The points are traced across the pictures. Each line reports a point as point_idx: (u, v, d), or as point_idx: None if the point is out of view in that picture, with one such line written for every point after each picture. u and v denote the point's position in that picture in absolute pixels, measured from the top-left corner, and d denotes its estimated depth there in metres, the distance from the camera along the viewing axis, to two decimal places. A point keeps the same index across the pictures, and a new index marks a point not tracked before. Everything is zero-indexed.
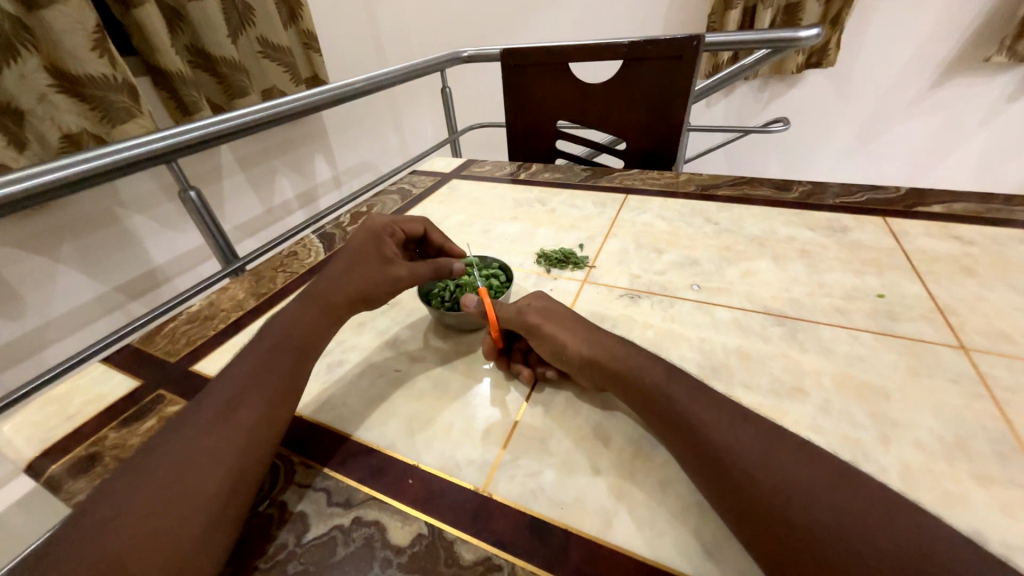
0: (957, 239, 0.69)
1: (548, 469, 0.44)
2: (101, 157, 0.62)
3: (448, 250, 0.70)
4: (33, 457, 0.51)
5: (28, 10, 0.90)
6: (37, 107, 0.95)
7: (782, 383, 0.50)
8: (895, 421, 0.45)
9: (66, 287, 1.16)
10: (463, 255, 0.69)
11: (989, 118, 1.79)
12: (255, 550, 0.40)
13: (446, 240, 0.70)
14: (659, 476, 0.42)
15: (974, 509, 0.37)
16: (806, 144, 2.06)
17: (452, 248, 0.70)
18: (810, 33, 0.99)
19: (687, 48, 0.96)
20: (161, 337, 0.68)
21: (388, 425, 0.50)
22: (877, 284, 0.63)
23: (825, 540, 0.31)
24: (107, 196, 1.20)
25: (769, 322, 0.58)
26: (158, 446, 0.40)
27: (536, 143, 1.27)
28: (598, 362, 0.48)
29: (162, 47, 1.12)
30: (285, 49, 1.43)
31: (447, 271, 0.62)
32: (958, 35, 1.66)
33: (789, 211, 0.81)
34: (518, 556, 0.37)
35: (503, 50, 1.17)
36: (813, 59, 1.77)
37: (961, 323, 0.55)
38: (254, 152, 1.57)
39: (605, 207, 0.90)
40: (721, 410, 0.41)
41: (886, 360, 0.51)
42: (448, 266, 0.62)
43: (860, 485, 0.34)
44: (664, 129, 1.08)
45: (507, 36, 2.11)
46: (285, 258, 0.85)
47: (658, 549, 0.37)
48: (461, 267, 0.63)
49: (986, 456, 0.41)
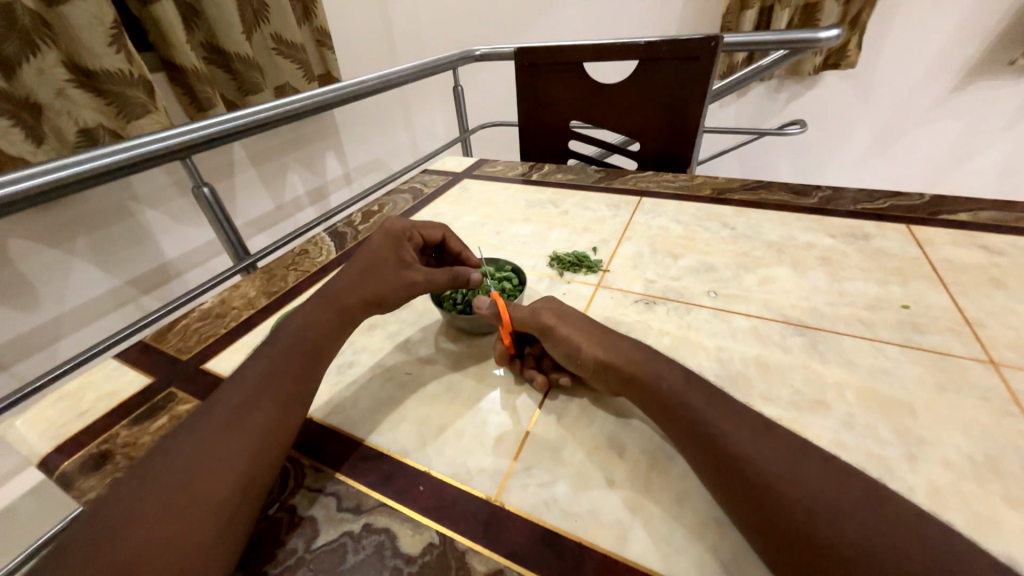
0: (983, 249, 0.67)
1: (562, 479, 0.43)
2: (117, 152, 0.63)
3: (465, 258, 0.69)
4: (46, 453, 0.51)
5: (48, 6, 0.90)
6: (54, 102, 0.96)
7: (803, 395, 0.49)
8: (922, 438, 0.43)
9: (79, 280, 1.18)
10: (478, 262, 0.69)
11: (1013, 123, 1.75)
12: (265, 554, 0.40)
13: (463, 247, 0.69)
14: (676, 490, 0.41)
15: (1008, 533, 0.36)
16: (821, 148, 2.03)
17: (469, 256, 0.69)
18: (831, 34, 0.96)
19: (705, 49, 0.94)
20: (173, 334, 0.68)
21: (398, 430, 0.50)
22: (901, 294, 0.61)
23: (854, 563, 0.30)
24: (121, 190, 1.21)
25: (789, 332, 0.57)
26: (169, 448, 0.39)
27: (548, 143, 1.26)
28: (615, 369, 0.47)
29: (178, 43, 1.12)
30: (299, 46, 1.43)
31: (464, 280, 0.61)
32: (981, 38, 1.62)
33: (808, 217, 0.79)
34: (531, 570, 0.37)
35: (516, 49, 1.16)
36: (831, 60, 1.74)
37: (990, 336, 0.53)
38: (266, 148, 1.58)
39: (619, 209, 0.89)
40: (742, 422, 0.40)
41: (911, 374, 0.50)
42: (466, 277, 0.60)
43: (889, 504, 0.33)
44: (679, 131, 1.07)
45: (520, 34, 2.10)
46: (297, 256, 0.84)
47: (675, 567, 0.36)
48: (479, 277, 0.61)
49: (1018, 476, 0.39)
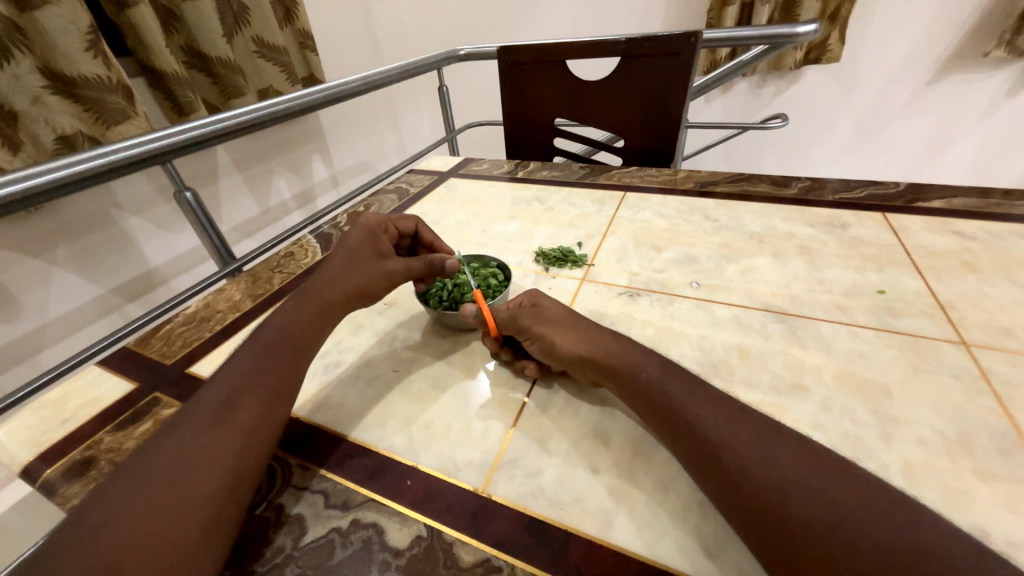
0: (956, 234, 0.69)
1: (548, 468, 0.43)
2: (100, 156, 0.62)
3: (439, 247, 0.70)
4: (28, 461, 0.51)
5: (21, 11, 0.89)
6: (30, 109, 0.95)
7: (783, 380, 0.50)
8: (897, 418, 0.44)
9: (62, 289, 1.16)
10: (452, 252, 0.70)
11: (987, 114, 1.79)
12: (253, 552, 0.40)
13: (436, 238, 0.70)
14: (659, 476, 0.42)
15: (976, 505, 0.37)
16: (804, 141, 2.06)
17: (443, 247, 0.70)
18: (808, 28, 0.98)
19: (685, 45, 0.95)
20: (157, 340, 0.67)
21: (384, 427, 0.50)
22: (877, 280, 0.62)
23: (826, 536, 0.31)
24: (101, 196, 1.19)
25: (769, 319, 0.58)
26: (153, 450, 0.39)
27: (535, 141, 1.26)
28: (594, 359, 0.47)
29: (156, 47, 1.11)
30: (282, 49, 1.41)
31: (439, 266, 0.61)
32: (956, 30, 1.65)
33: (789, 208, 0.81)
34: (518, 557, 0.37)
35: (500, 48, 1.16)
36: (812, 55, 1.76)
37: (962, 318, 0.55)
38: (251, 152, 1.57)
39: (604, 205, 0.90)
40: (719, 406, 0.41)
41: (886, 357, 0.51)
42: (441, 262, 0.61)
43: (861, 480, 0.34)
44: (662, 127, 1.08)
45: (505, 35, 2.11)
46: (282, 258, 0.84)
47: (658, 549, 0.36)
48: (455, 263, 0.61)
49: (988, 451, 0.41)
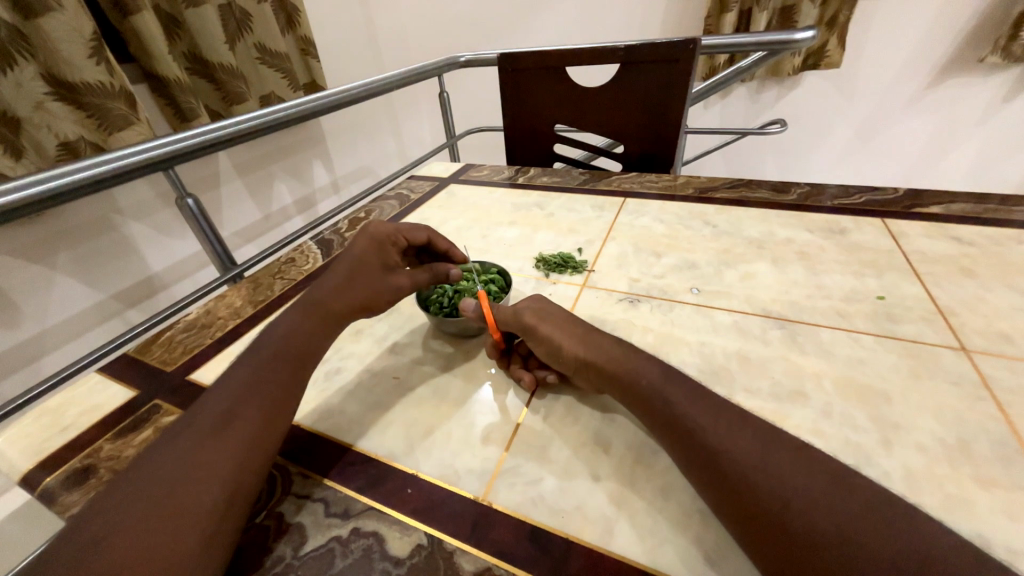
0: (955, 240, 0.69)
1: (548, 476, 0.43)
2: (102, 163, 0.62)
3: (452, 255, 0.69)
4: (28, 469, 0.51)
5: (26, 18, 0.90)
6: (33, 115, 0.95)
7: (783, 387, 0.50)
8: (897, 424, 0.44)
9: (63, 296, 1.16)
10: (464, 261, 0.70)
11: (985, 118, 1.79)
12: (253, 561, 0.40)
13: (450, 246, 0.69)
14: (660, 483, 0.42)
15: (979, 514, 0.37)
16: (802, 146, 2.06)
17: (456, 255, 0.69)
18: (806, 35, 0.98)
19: (683, 52, 0.96)
20: (158, 346, 0.67)
21: (386, 434, 0.50)
22: (876, 286, 0.63)
23: (825, 547, 0.30)
24: (103, 203, 1.20)
25: (770, 325, 0.58)
26: (152, 460, 0.39)
27: (535, 147, 1.26)
28: (595, 364, 0.48)
29: (159, 54, 1.11)
30: (283, 56, 1.42)
31: (444, 275, 0.64)
32: (953, 36, 1.66)
33: (788, 214, 0.81)
34: (518, 566, 0.37)
35: (500, 55, 1.17)
36: (811, 60, 1.77)
37: (961, 324, 0.55)
38: (254, 157, 1.58)
39: (604, 210, 0.90)
40: (719, 413, 0.41)
41: (886, 363, 0.51)
42: (445, 271, 0.64)
43: (862, 489, 0.33)
44: (661, 133, 1.08)
45: (506, 42, 2.12)
46: (283, 265, 0.84)
47: (658, 557, 0.36)
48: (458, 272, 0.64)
49: (989, 458, 0.41)
